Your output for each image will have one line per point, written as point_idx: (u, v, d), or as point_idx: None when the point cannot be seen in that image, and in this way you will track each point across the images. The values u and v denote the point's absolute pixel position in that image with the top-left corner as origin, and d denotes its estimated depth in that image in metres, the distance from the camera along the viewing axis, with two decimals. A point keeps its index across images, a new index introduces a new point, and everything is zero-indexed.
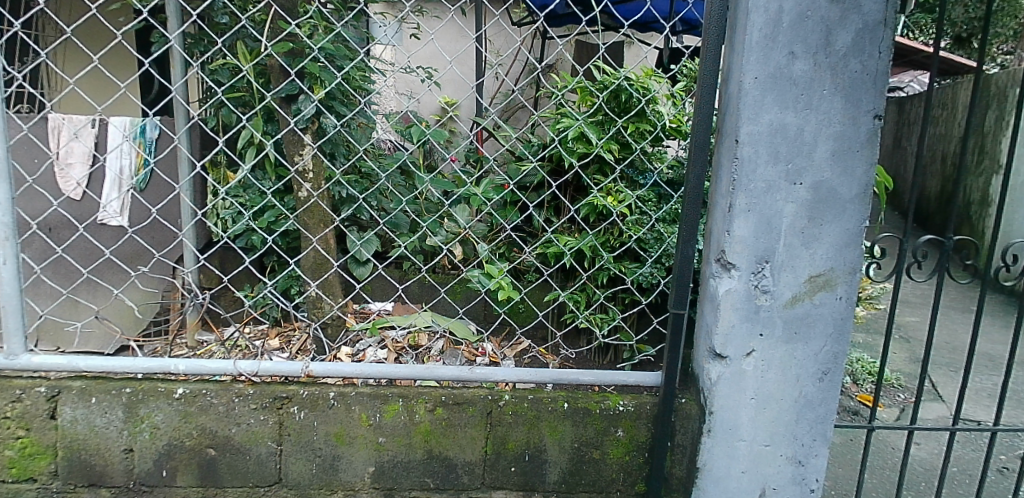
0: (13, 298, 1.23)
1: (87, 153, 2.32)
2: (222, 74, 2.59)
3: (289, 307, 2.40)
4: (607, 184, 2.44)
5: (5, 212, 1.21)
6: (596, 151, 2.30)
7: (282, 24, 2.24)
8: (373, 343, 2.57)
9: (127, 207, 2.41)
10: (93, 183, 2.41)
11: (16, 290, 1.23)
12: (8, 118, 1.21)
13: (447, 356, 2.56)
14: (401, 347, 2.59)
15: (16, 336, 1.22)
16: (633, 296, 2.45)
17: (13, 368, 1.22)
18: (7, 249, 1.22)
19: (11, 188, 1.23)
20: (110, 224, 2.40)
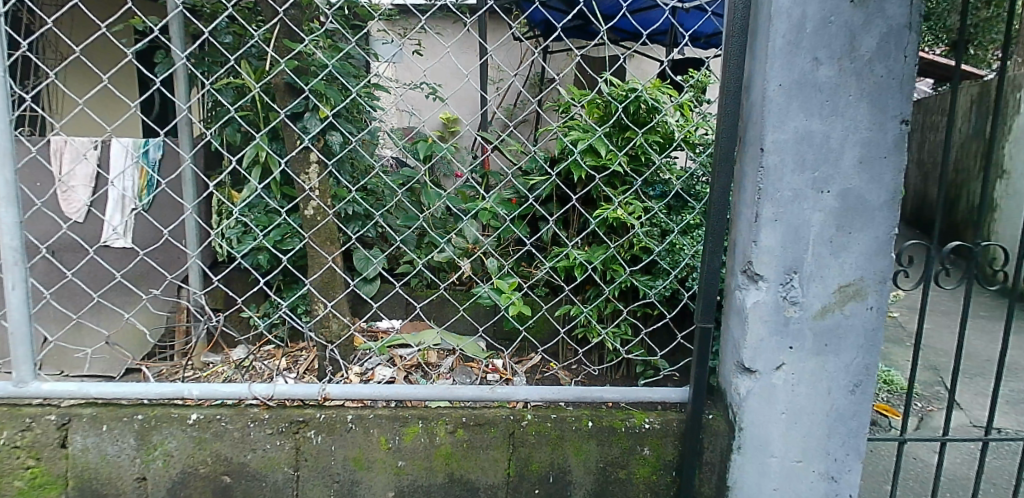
0: (22, 325, 1.20)
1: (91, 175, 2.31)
2: (228, 94, 2.58)
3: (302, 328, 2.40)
4: (618, 196, 2.43)
5: (14, 236, 1.19)
6: (609, 164, 2.28)
7: (288, 42, 2.23)
8: (383, 362, 2.56)
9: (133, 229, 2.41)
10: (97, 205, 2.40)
11: (26, 315, 1.21)
12: (16, 140, 1.19)
13: (458, 374, 2.57)
14: (412, 365, 2.59)
15: (25, 363, 1.19)
16: (646, 309, 2.43)
17: (21, 396, 1.19)
18: (16, 274, 1.19)
19: (19, 211, 1.20)
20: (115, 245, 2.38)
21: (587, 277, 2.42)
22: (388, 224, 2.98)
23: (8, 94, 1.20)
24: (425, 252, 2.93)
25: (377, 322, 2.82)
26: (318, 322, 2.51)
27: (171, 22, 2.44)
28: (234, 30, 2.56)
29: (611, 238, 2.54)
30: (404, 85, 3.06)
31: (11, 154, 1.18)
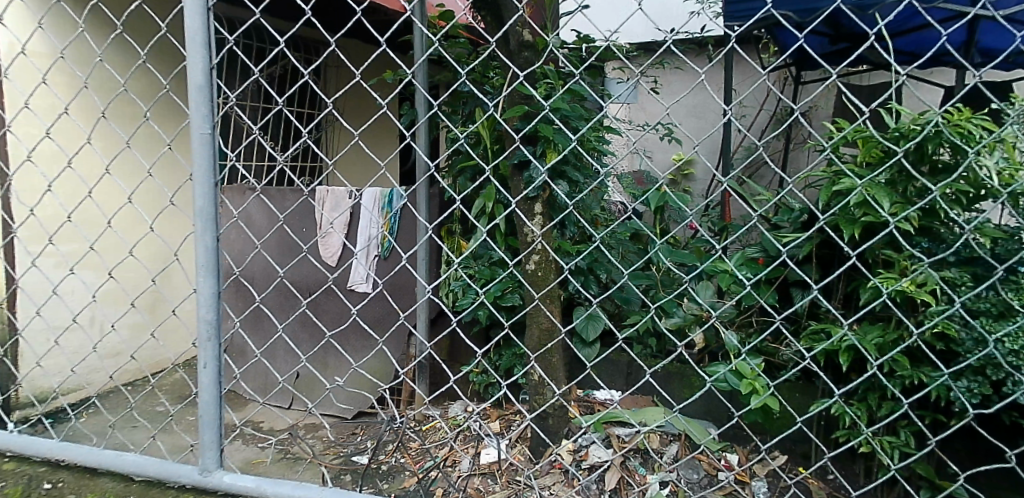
0: (212, 408, 1.17)
1: (343, 223, 2.48)
2: (460, 143, 2.42)
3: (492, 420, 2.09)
4: (904, 263, 1.87)
5: (209, 308, 1.17)
6: (895, 224, 1.75)
7: (512, 87, 2.03)
8: (597, 441, 2.25)
9: (375, 275, 2.50)
10: (346, 253, 2.55)
11: (215, 397, 1.18)
12: (216, 213, 1.17)
13: (683, 467, 2.16)
14: (629, 449, 2.22)
15: (211, 451, 1.17)
16: (947, 416, 1.80)
17: (207, 487, 1.17)
18: (208, 349, 1.17)
19: (217, 279, 1.18)
20: (358, 291, 2.51)
21: (850, 361, 1.92)
22: (613, 281, 2.70)
23: (212, 163, 1.17)
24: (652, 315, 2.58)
25: (594, 392, 2.54)
26: (530, 388, 2.25)
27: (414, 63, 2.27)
28: (471, 76, 2.36)
29: (896, 315, 1.98)
30: (638, 126, 2.77)
31: (212, 219, 1.16)
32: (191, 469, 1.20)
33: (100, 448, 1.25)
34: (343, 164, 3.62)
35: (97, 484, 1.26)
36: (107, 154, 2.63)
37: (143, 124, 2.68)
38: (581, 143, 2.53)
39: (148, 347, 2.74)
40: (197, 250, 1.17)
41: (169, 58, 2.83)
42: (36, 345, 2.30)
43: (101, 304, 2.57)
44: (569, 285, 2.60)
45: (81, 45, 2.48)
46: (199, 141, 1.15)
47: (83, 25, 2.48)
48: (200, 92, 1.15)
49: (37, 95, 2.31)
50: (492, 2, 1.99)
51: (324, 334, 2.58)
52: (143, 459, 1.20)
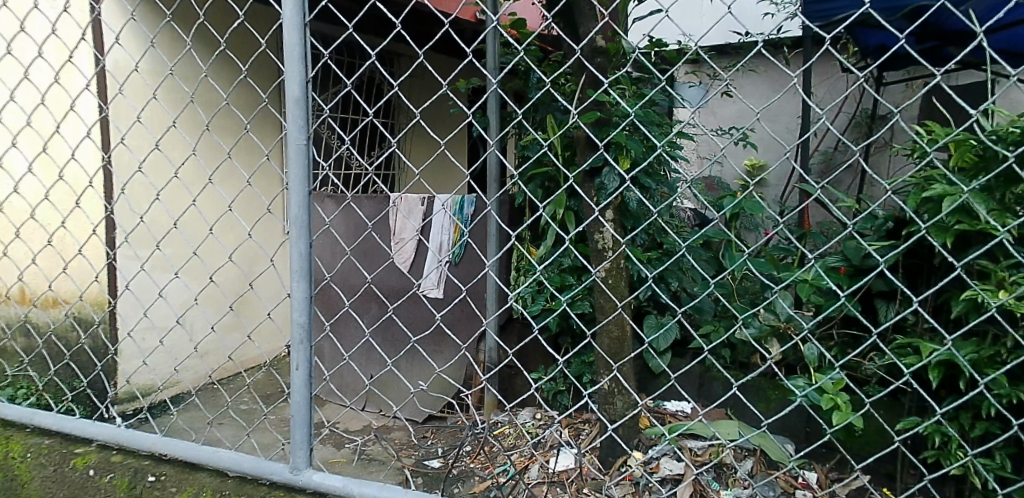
0: (303, 409, 1.21)
1: (416, 229, 2.52)
2: (530, 150, 2.41)
3: (561, 427, 2.07)
4: (1004, 274, 1.74)
5: (302, 312, 1.20)
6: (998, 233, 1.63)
7: (585, 93, 2.00)
8: (669, 453, 2.19)
9: (446, 280, 2.52)
10: (418, 258, 2.59)
11: (306, 398, 1.21)
12: (311, 220, 1.20)
13: (760, 484, 2.08)
14: (702, 463, 2.15)
15: (302, 451, 1.21)
16: None
17: (297, 484, 1.21)
18: (301, 353, 1.20)
19: (310, 285, 1.21)
20: (429, 296, 2.54)
21: (944, 379, 1.80)
22: (684, 288, 2.63)
23: (308, 172, 1.20)
24: (725, 324, 2.50)
25: (664, 402, 2.48)
26: (600, 396, 2.21)
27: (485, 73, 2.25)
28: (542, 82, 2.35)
29: (995, 330, 1.85)
30: (711, 131, 2.69)
31: (306, 227, 1.19)
32: (283, 466, 1.24)
33: (199, 444, 1.31)
34: (429, 173, 3.69)
35: (196, 478, 1.31)
36: (210, 164, 2.77)
37: (242, 136, 2.81)
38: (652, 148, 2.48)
39: (245, 348, 2.87)
40: (291, 257, 1.19)
41: (267, 73, 2.96)
42: (143, 345, 2.45)
43: (202, 307, 2.71)
44: (639, 292, 2.55)
45: (188, 63, 2.63)
46: (295, 153, 1.17)
47: (190, 44, 2.63)
48: (296, 105, 1.17)
49: (148, 110, 2.46)
50: (565, 9, 1.98)
51: (399, 338, 2.63)
52: (238, 456, 1.25)
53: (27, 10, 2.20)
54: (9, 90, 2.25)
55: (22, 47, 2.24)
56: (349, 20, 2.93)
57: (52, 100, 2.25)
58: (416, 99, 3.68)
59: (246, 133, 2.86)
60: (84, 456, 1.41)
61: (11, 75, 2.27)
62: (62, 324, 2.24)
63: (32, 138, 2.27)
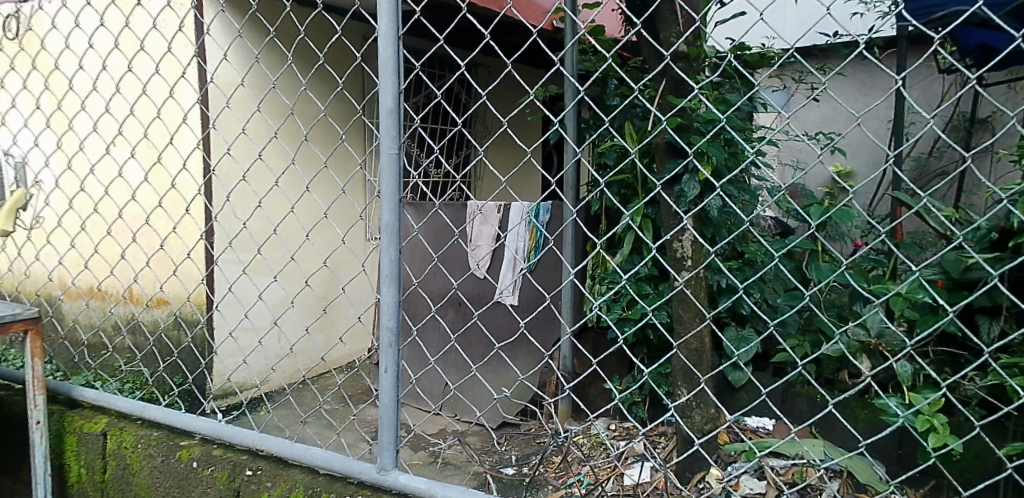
0: (390, 410, 1.24)
1: (493, 235, 2.54)
2: (607, 156, 2.38)
3: (641, 437, 2.02)
4: None
5: (391, 316, 1.23)
6: None
7: (667, 99, 1.95)
8: (750, 470, 2.10)
9: (521, 287, 2.52)
10: (495, 264, 2.61)
11: (393, 400, 1.24)
12: (401, 228, 1.22)
13: None
14: (784, 482, 2.06)
15: (388, 452, 1.24)
16: None
17: (383, 484, 1.24)
18: (389, 357, 1.23)
19: (399, 291, 1.24)
20: (503, 303, 2.55)
21: None
22: (767, 299, 2.53)
23: (400, 178, 1.22)
24: (811, 338, 2.39)
25: (744, 417, 2.38)
26: (678, 409, 2.14)
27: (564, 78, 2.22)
28: (621, 89, 2.30)
29: None
30: (797, 136, 2.58)
31: (396, 233, 1.22)
32: (370, 466, 1.27)
33: (292, 441, 1.36)
34: (515, 179, 3.84)
35: (289, 473, 1.37)
36: (307, 172, 2.90)
37: (338, 146, 2.92)
38: (734, 154, 2.40)
39: (336, 349, 2.98)
40: (382, 263, 1.22)
41: (360, 84, 3.06)
42: (241, 344, 2.59)
43: (296, 308, 2.84)
44: (718, 303, 2.46)
45: (290, 77, 2.76)
46: (387, 162, 1.20)
47: (291, 58, 2.76)
48: (389, 116, 1.19)
49: (251, 122, 2.60)
50: (644, 15, 1.94)
51: (475, 343, 2.66)
52: (328, 454, 1.29)
53: (145, 31, 2.37)
54: (128, 104, 2.43)
55: (142, 64, 2.42)
56: (439, 32, 2.99)
57: (165, 113, 2.42)
58: (505, 106, 3.78)
59: (341, 142, 2.97)
60: (188, 448, 1.49)
61: (131, 90, 2.46)
62: (169, 322, 2.40)
63: (147, 148, 2.45)
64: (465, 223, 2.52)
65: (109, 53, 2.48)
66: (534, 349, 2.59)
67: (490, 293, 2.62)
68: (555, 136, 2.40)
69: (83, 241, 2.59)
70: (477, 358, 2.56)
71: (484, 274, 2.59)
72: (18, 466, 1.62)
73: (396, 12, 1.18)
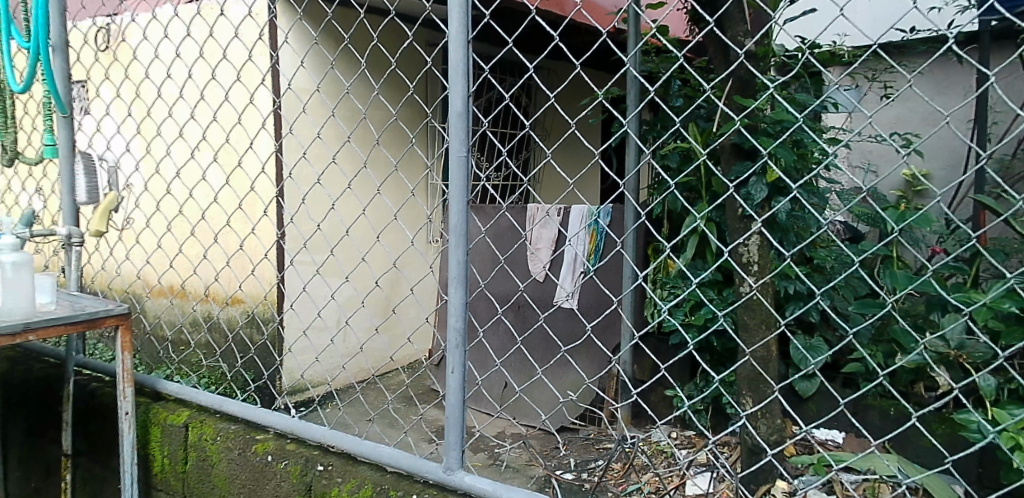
0: (456, 411, 1.25)
1: (553, 239, 2.54)
2: (670, 159, 2.33)
3: (708, 444, 1.94)
4: None
5: (458, 318, 1.24)
6: None
7: (735, 99, 1.90)
8: (818, 486, 1.98)
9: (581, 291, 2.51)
10: (557, 268, 2.60)
11: (460, 401, 1.26)
12: (469, 229, 1.24)
13: None
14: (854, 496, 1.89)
15: (454, 452, 1.25)
16: None
17: (449, 484, 1.25)
18: (456, 358, 1.24)
19: (466, 292, 1.25)
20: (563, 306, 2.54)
21: None
22: (838, 307, 2.43)
23: (470, 180, 1.23)
24: (885, 349, 2.28)
25: (813, 429, 2.28)
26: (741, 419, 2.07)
27: (627, 80, 2.19)
28: (685, 90, 2.26)
29: None
30: (871, 137, 2.48)
31: (464, 235, 1.23)
32: (437, 466, 1.29)
33: (362, 439, 1.39)
34: (582, 182, 3.85)
35: (358, 471, 1.40)
36: (379, 176, 2.97)
37: (406, 149, 2.98)
38: (803, 157, 2.32)
39: (400, 349, 3.04)
40: (450, 264, 1.24)
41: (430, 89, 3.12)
42: (315, 342, 2.68)
43: (366, 308, 2.92)
44: (785, 310, 2.38)
45: (363, 83, 2.84)
46: (456, 165, 1.22)
47: (364, 64, 2.83)
48: (459, 119, 1.21)
49: (326, 127, 2.69)
50: (713, 14, 1.90)
51: (537, 346, 2.67)
52: (396, 453, 1.32)
53: (227, 41, 2.49)
54: (208, 111, 2.55)
55: (221, 73, 2.53)
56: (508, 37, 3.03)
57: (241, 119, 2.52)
58: (573, 109, 3.79)
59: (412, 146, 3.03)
60: (263, 442, 1.55)
61: (211, 97, 2.57)
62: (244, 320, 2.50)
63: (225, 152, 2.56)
64: (526, 226, 2.53)
65: (193, 63, 2.60)
66: (596, 353, 2.57)
67: (550, 296, 2.61)
68: (618, 139, 2.37)
69: (168, 241, 2.73)
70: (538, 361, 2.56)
71: (545, 277, 2.59)
72: (107, 454, 1.72)
73: (466, 17, 1.19)
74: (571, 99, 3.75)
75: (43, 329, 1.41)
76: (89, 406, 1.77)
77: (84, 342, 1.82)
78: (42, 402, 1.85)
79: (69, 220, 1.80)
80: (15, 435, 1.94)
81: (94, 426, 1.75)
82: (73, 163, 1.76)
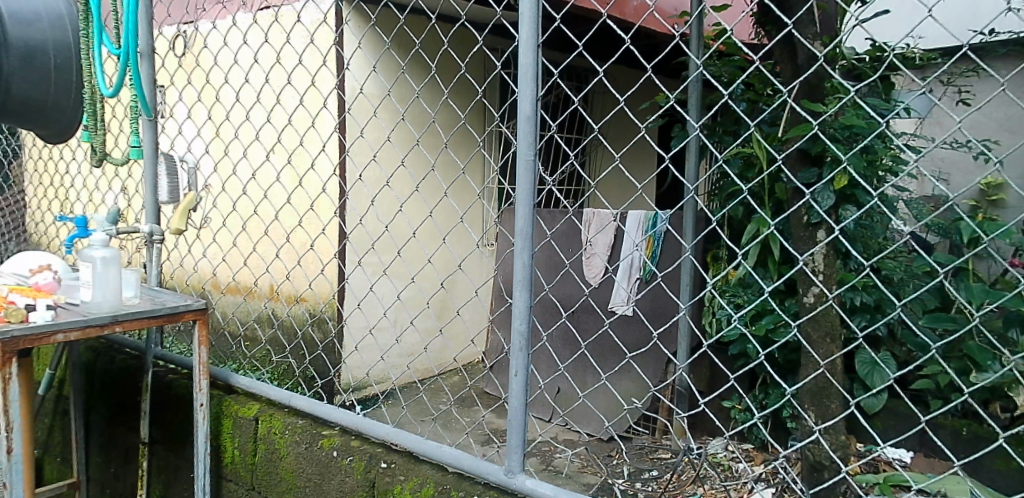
0: (519, 413, 1.26)
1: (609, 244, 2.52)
2: (732, 165, 2.28)
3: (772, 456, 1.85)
4: None
5: (522, 321, 1.25)
6: None
7: (805, 102, 1.83)
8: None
9: (637, 298, 2.48)
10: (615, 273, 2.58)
11: (522, 404, 1.26)
12: (535, 235, 1.23)
13: None
14: None
15: (516, 454, 1.26)
16: None
17: (510, 486, 1.26)
18: (520, 361, 1.25)
19: (530, 296, 1.25)
20: (617, 312, 2.52)
21: None
22: (906, 321, 2.32)
23: (536, 184, 1.23)
24: (959, 367, 2.16)
25: (877, 447, 2.18)
26: (803, 434, 1.99)
27: (688, 85, 2.16)
28: (748, 95, 2.21)
29: None
30: (945, 144, 2.37)
31: (529, 238, 1.23)
32: (497, 468, 1.30)
33: (424, 438, 1.41)
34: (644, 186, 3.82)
35: (420, 469, 1.42)
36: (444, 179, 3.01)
37: (471, 153, 3.02)
38: (872, 164, 2.23)
39: (450, 350, 3.07)
40: (515, 267, 1.25)
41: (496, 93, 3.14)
42: (375, 341, 2.74)
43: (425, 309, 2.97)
44: (850, 322, 2.29)
45: (433, 87, 2.89)
46: (524, 169, 1.23)
47: (434, 69, 2.88)
48: (527, 123, 1.21)
49: (394, 130, 2.74)
50: (781, 16, 1.85)
51: (592, 349, 2.65)
52: (458, 453, 1.33)
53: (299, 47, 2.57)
54: (279, 115, 2.64)
55: (291, 77, 2.61)
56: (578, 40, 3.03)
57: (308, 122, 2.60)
58: (636, 113, 3.78)
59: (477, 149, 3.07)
60: (329, 438, 1.59)
61: (282, 101, 2.66)
62: (306, 317, 2.57)
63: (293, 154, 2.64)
64: (584, 231, 2.52)
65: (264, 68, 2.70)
66: (651, 360, 2.54)
67: (607, 302, 2.59)
68: (677, 144, 2.34)
69: (239, 239, 2.84)
70: (594, 367, 2.56)
71: (602, 283, 2.58)
72: (181, 443, 1.79)
73: (537, 21, 1.20)
74: (634, 103, 3.74)
75: (128, 321, 1.48)
76: (165, 396, 1.85)
77: (162, 335, 1.90)
78: (122, 392, 1.95)
79: (150, 219, 1.88)
80: (97, 422, 2.04)
81: (169, 416, 1.83)
82: (155, 164, 1.84)
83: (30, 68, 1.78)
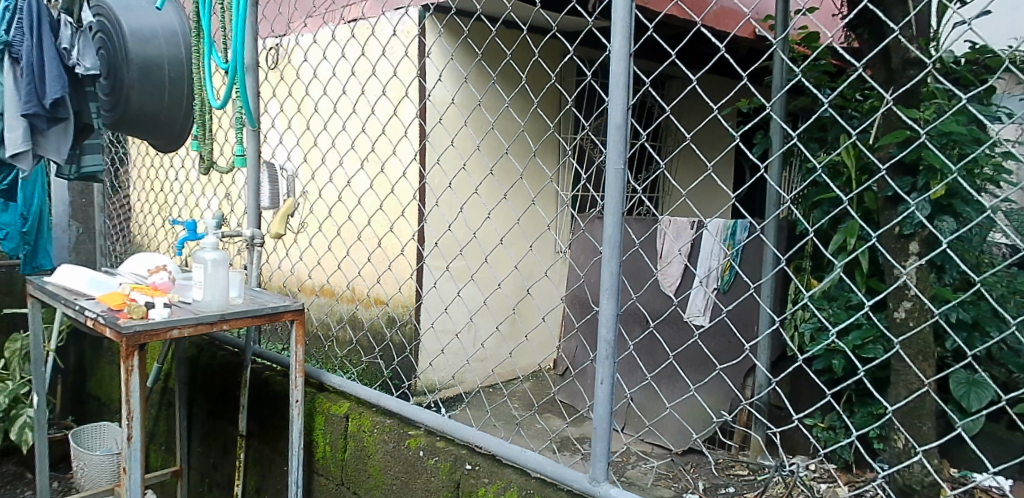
0: (603, 421, 1.26)
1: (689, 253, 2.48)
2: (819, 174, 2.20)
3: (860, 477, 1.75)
4: None
5: (608, 329, 1.25)
6: None
7: (902, 109, 1.74)
8: None
9: (715, 308, 2.43)
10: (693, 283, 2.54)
11: (607, 412, 1.26)
12: (624, 245, 1.23)
13: None
14: None
15: (601, 463, 1.26)
16: None
17: (594, 494, 1.26)
18: (605, 370, 1.25)
19: (617, 304, 1.25)
20: (693, 323, 2.47)
21: None
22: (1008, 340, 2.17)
23: (626, 193, 1.23)
24: None
25: (972, 472, 2.03)
26: (892, 457, 1.88)
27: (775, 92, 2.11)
28: (837, 101, 2.13)
29: None
30: None
31: (618, 246, 1.23)
32: (581, 476, 1.30)
33: (508, 443, 1.43)
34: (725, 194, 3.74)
35: (504, 473, 1.44)
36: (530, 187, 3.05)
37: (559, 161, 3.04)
38: (971, 173, 2.10)
39: (526, 356, 3.09)
40: (603, 275, 1.25)
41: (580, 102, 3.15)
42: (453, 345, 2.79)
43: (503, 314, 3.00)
44: (945, 339, 2.16)
45: (523, 96, 2.94)
46: (612, 178, 1.23)
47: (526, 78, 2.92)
48: (617, 132, 1.22)
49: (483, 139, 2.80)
50: (872, 19, 1.77)
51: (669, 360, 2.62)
52: (542, 459, 1.34)
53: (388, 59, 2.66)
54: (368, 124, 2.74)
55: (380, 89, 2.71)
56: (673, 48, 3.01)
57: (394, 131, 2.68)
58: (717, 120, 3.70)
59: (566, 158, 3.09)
60: (415, 438, 1.63)
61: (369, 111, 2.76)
62: (386, 320, 2.65)
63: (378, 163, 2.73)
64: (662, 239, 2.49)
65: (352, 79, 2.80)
66: (731, 374, 2.48)
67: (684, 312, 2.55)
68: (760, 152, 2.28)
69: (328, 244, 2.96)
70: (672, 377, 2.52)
71: (680, 292, 2.54)
72: (277, 437, 1.87)
73: (628, 32, 1.20)
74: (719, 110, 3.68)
75: (235, 320, 1.57)
76: (260, 392, 1.94)
77: (260, 333, 2.00)
78: (222, 386, 2.06)
79: (250, 224, 1.99)
80: (198, 414, 2.17)
81: (264, 411, 1.92)
82: (257, 172, 1.95)
83: (148, 82, 1.93)
